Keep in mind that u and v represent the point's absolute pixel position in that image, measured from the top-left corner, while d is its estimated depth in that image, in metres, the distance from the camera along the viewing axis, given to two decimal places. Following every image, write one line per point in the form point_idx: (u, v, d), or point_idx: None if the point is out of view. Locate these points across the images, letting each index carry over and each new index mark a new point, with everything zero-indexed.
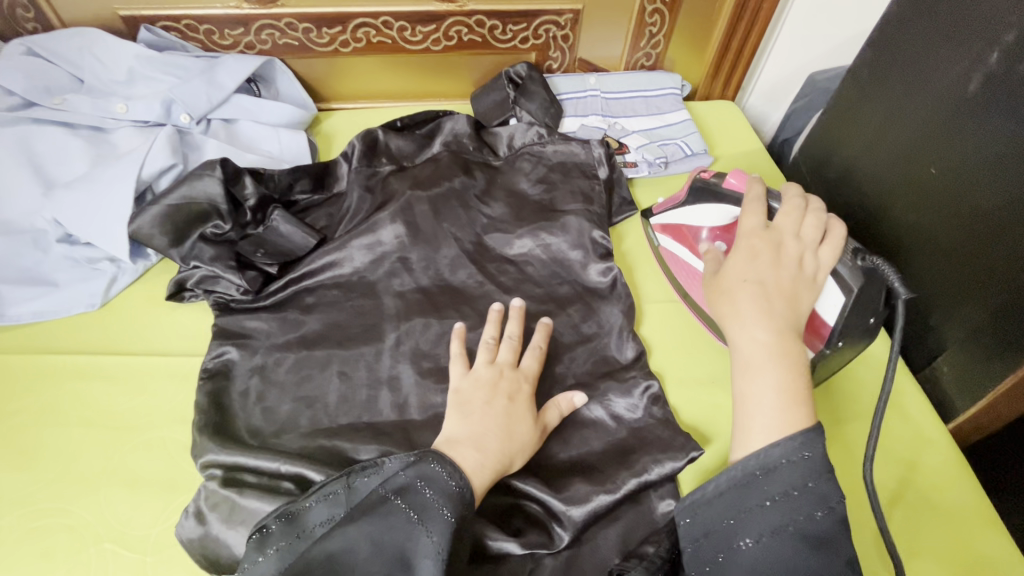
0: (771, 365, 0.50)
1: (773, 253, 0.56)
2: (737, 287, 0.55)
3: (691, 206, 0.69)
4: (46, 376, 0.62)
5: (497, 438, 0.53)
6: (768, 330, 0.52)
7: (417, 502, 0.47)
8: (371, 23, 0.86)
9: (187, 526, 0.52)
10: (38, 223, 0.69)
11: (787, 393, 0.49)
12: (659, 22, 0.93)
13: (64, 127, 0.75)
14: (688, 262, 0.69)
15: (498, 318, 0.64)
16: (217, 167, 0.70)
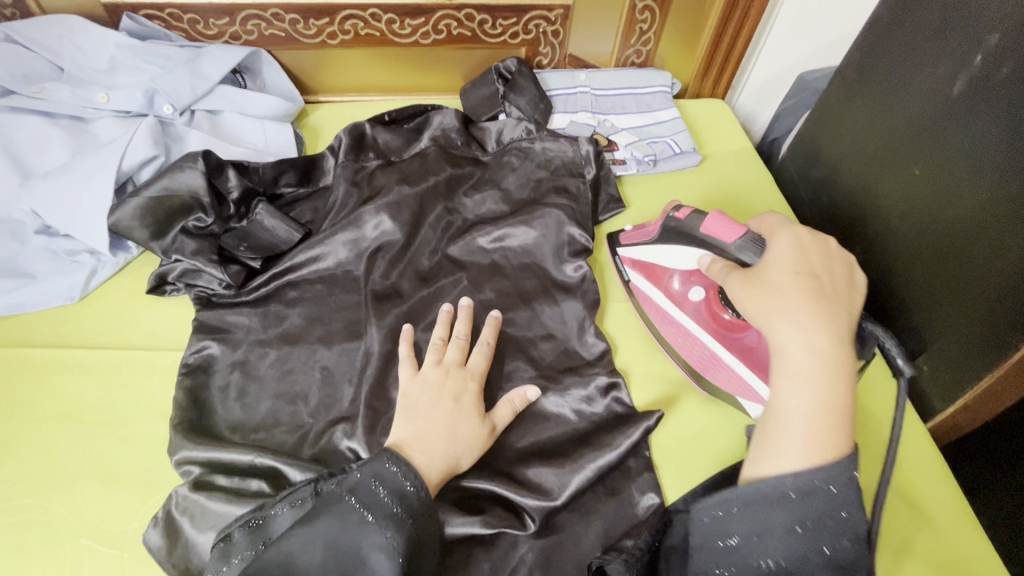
0: (822, 378, 0.46)
1: (816, 257, 0.52)
2: (787, 284, 0.50)
3: (662, 243, 0.64)
4: (21, 370, 0.61)
5: (444, 433, 0.53)
6: (823, 336, 0.47)
7: (370, 501, 0.46)
8: (359, 15, 0.85)
9: (153, 534, 0.51)
10: (16, 214, 0.68)
11: (830, 409, 0.46)
12: (649, 19, 0.93)
13: (43, 116, 0.73)
14: (661, 305, 0.66)
15: (447, 320, 0.64)
16: (200, 159, 0.68)
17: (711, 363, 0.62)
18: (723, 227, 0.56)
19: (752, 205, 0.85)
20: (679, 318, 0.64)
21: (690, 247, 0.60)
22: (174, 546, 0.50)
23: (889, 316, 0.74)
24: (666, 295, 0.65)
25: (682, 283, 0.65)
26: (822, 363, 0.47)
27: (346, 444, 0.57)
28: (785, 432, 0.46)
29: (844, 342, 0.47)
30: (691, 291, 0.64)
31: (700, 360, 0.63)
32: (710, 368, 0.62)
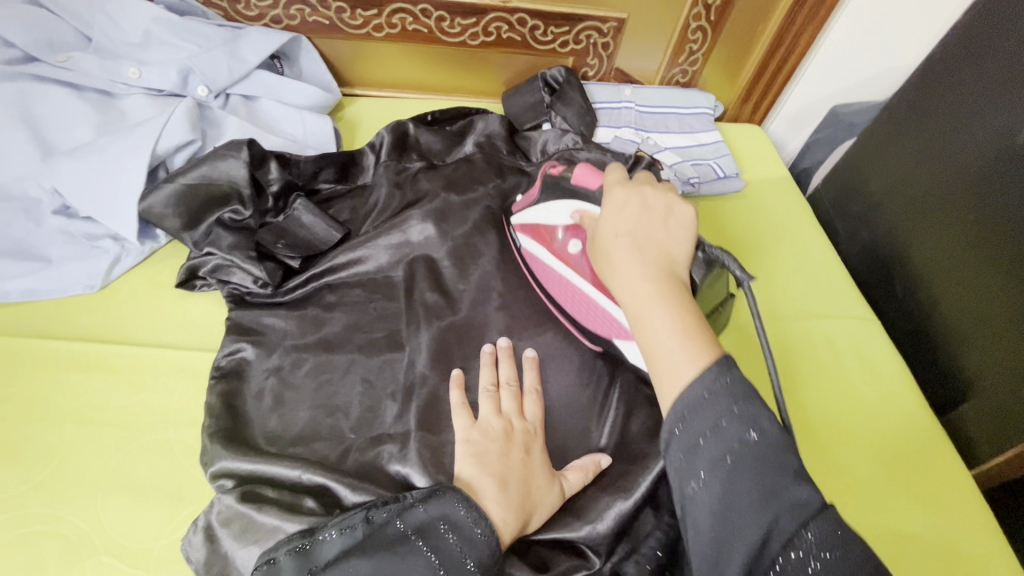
0: (661, 303, 0.45)
1: (640, 208, 0.52)
2: (612, 244, 0.50)
3: (544, 203, 0.64)
4: (34, 363, 0.56)
5: (520, 488, 0.49)
6: (645, 276, 0.46)
7: (439, 548, 0.42)
8: (408, 9, 0.82)
9: (196, 544, 0.47)
10: (32, 190, 0.63)
11: (680, 329, 0.43)
12: (701, 40, 0.92)
13: (68, 88, 0.68)
14: (545, 259, 0.64)
15: (491, 361, 0.59)
16: (244, 148, 0.64)
17: (589, 308, 0.60)
18: (588, 175, 0.61)
19: (792, 236, 0.85)
20: (561, 270, 0.62)
21: (565, 203, 0.62)
22: (214, 557, 0.47)
23: (926, 359, 0.75)
24: (549, 251, 0.64)
25: (563, 237, 0.63)
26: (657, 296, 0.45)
27: (392, 463, 0.54)
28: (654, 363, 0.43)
29: (670, 273, 0.47)
30: (571, 245, 0.62)
31: (580, 308, 0.61)
32: (587, 314, 0.60)
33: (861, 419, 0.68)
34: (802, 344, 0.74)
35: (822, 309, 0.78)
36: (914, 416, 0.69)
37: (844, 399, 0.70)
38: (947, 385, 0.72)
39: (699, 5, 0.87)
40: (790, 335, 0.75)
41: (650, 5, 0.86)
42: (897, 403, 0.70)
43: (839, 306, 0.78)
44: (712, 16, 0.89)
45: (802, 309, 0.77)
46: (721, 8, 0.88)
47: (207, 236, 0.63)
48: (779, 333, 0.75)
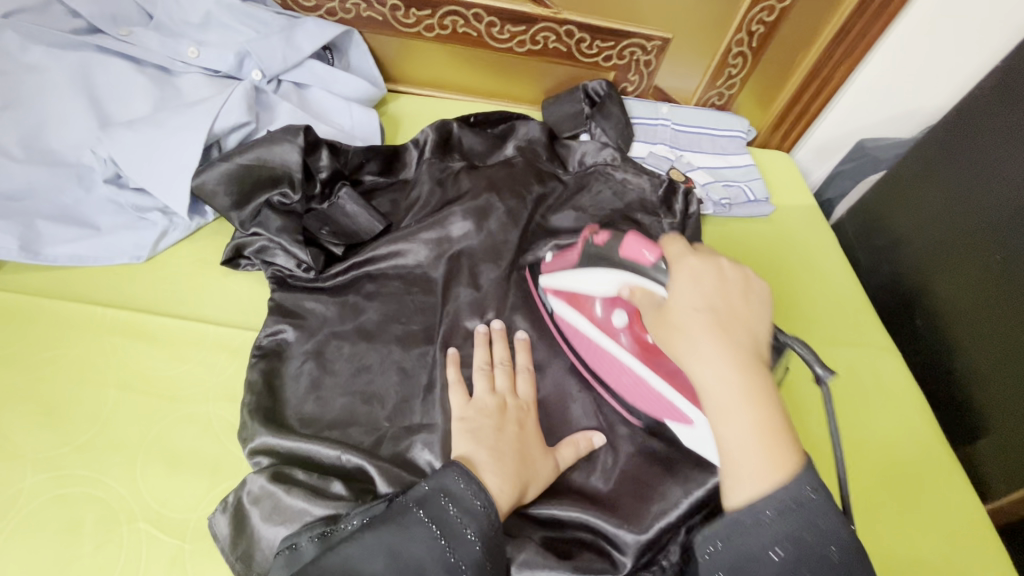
0: (749, 397, 0.41)
1: (716, 279, 0.46)
2: (688, 320, 0.44)
3: (585, 270, 0.59)
4: (80, 327, 0.56)
5: (515, 459, 0.50)
6: (729, 364, 0.42)
7: (440, 520, 0.43)
8: (461, 12, 0.84)
9: (222, 521, 0.48)
10: (85, 158, 0.64)
11: (766, 431, 0.41)
12: (740, 65, 0.94)
13: (129, 61, 0.69)
14: (585, 331, 0.60)
15: (485, 340, 0.61)
16: (299, 135, 0.65)
17: (638, 388, 0.57)
18: (638, 246, 0.54)
19: (818, 265, 0.86)
20: (603, 344, 0.59)
21: (609, 274, 0.56)
22: (239, 536, 0.47)
23: (944, 394, 0.76)
24: (590, 322, 0.60)
25: (604, 308, 0.59)
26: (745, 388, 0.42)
27: (419, 452, 0.54)
28: (731, 463, 0.41)
29: (753, 361, 0.43)
30: (615, 317, 0.58)
31: (627, 385, 0.58)
32: (634, 391, 0.57)
33: (875, 447, 0.69)
34: None
35: (845, 335, 0.79)
36: (930, 450, 0.70)
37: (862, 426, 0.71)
38: (964, 420, 0.73)
39: (742, 31, 0.88)
40: None
41: (695, 27, 0.88)
42: (915, 436, 0.71)
43: (863, 335, 0.79)
44: (754, 42, 0.91)
45: (825, 335, 0.79)
46: (763, 36, 0.90)
47: (255, 219, 0.64)
48: None
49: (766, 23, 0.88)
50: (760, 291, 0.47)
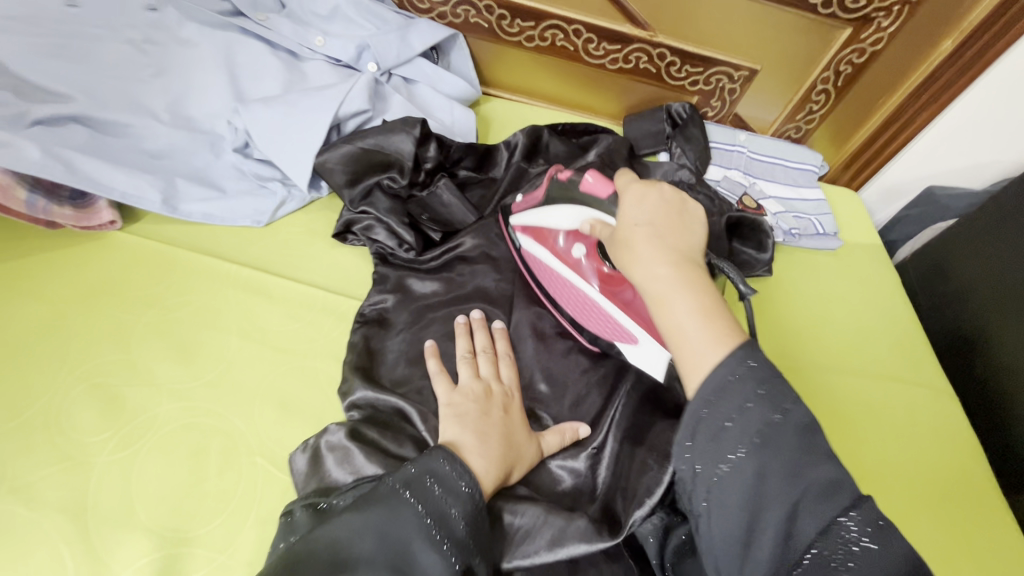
0: (686, 285, 0.45)
1: (655, 198, 0.52)
2: (630, 232, 0.50)
3: (551, 207, 0.63)
4: (211, 278, 0.62)
5: (504, 438, 0.52)
6: (666, 260, 0.46)
7: (427, 501, 0.44)
8: (561, 26, 0.89)
9: (301, 459, 0.52)
10: (219, 128, 0.71)
11: (707, 314, 0.44)
12: (822, 101, 0.96)
13: (266, 45, 0.76)
14: (545, 260, 0.65)
15: (466, 331, 0.62)
16: (416, 127, 0.70)
17: (593, 314, 0.61)
18: (597, 186, 0.58)
19: (880, 304, 0.88)
20: (566, 276, 0.63)
21: (572, 209, 0.60)
22: (313, 476, 0.51)
23: (1001, 448, 0.78)
24: (552, 252, 0.64)
25: (566, 241, 0.63)
26: (683, 281, 0.46)
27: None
28: (682, 349, 0.44)
29: (692, 263, 0.47)
30: (574, 250, 0.62)
31: (582, 310, 0.62)
32: (589, 317, 0.62)
33: (923, 477, 0.72)
34: (874, 399, 0.77)
35: (900, 372, 0.81)
36: (986, 502, 0.70)
37: (907, 455, 0.73)
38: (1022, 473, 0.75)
39: (829, 70, 0.91)
40: (868, 392, 0.78)
41: (785, 61, 0.91)
42: (975, 485, 0.72)
43: (919, 375, 0.81)
44: (840, 82, 0.92)
45: (883, 372, 0.81)
46: (851, 76, 0.91)
47: (365, 197, 0.70)
48: (864, 395, 0.78)
49: (855, 65, 0.90)
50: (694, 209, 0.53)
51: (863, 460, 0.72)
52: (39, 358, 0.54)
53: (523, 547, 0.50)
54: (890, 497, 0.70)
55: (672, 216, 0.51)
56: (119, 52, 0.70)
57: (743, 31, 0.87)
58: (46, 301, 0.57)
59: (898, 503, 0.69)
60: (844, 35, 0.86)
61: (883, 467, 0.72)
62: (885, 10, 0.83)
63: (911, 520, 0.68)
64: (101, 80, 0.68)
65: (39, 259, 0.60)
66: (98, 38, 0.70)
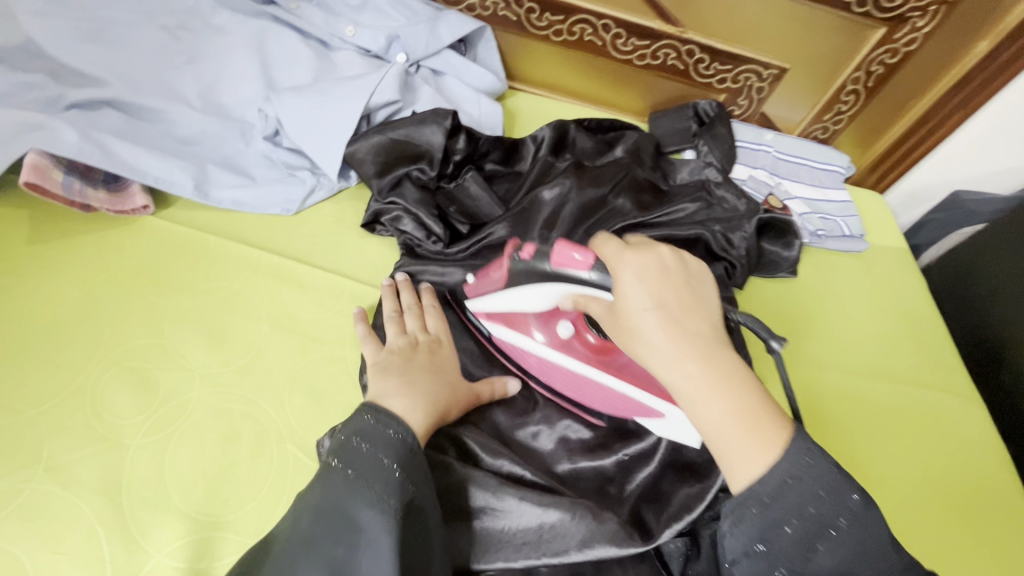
0: (715, 383, 0.42)
1: (657, 271, 0.47)
2: (641, 322, 0.45)
3: (515, 289, 0.57)
4: (242, 265, 0.62)
5: (429, 377, 0.53)
6: (692, 356, 0.43)
7: (356, 461, 0.43)
8: (590, 21, 0.88)
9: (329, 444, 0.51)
10: (250, 116, 0.71)
11: (744, 412, 0.42)
12: (851, 102, 0.94)
13: (297, 33, 0.76)
14: (530, 350, 0.61)
15: (392, 292, 0.62)
16: (447, 118, 0.71)
17: (593, 392, 0.59)
18: (570, 259, 0.51)
19: (906, 308, 0.87)
20: (553, 358, 0.60)
21: (544, 287, 0.55)
22: None
23: None
24: (531, 342, 0.61)
25: (543, 327, 0.60)
26: (711, 378, 0.43)
27: (508, 431, 0.59)
28: (720, 451, 0.42)
29: (716, 349, 0.44)
30: (559, 330, 0.60)
31: (582, 391, 0.60)
32: (597, 399, 0.59)
33: (948, 484, 0.71)
34: (898, 403, 0.77)
35: (927, 377, 0.80)
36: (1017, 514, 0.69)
37: (931, 463, 0.72)
38: None
39: (861, 70, 0.90)
40: (894, 397, 0.77)
41: (816, 60, 0.90)
42: (1006, 495, 0.71)
43: (945, 381, 0.80)
44: (871, 82, 0.91)
45: (910, 377, 0.80)
46: (882, 77, 0.90)
47: (394, 188, 0.69)
48: (891, 401, 0.77)
49: (887, 66, 0.88)
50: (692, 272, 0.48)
51: (883, 467, 0.71)
52: (74, 339, 0.54)
53: (554, 545, 0.49)
54: (923, 511, 0.68)
55: (676, 289, 0.46)
56: (153, 38, 0.70)
57: (774, 28, 0.86)
58: (80, 284, 0.57)
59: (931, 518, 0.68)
60: (877, 35, 0.85)
61: (913, 479, 0.71)
62: (920, 10, 0.81)
63: (940, 536, 0.67)
64: (137, 66, 0.68)
65: (73, 242, 0.60)
66: (133, 24, 0.70)
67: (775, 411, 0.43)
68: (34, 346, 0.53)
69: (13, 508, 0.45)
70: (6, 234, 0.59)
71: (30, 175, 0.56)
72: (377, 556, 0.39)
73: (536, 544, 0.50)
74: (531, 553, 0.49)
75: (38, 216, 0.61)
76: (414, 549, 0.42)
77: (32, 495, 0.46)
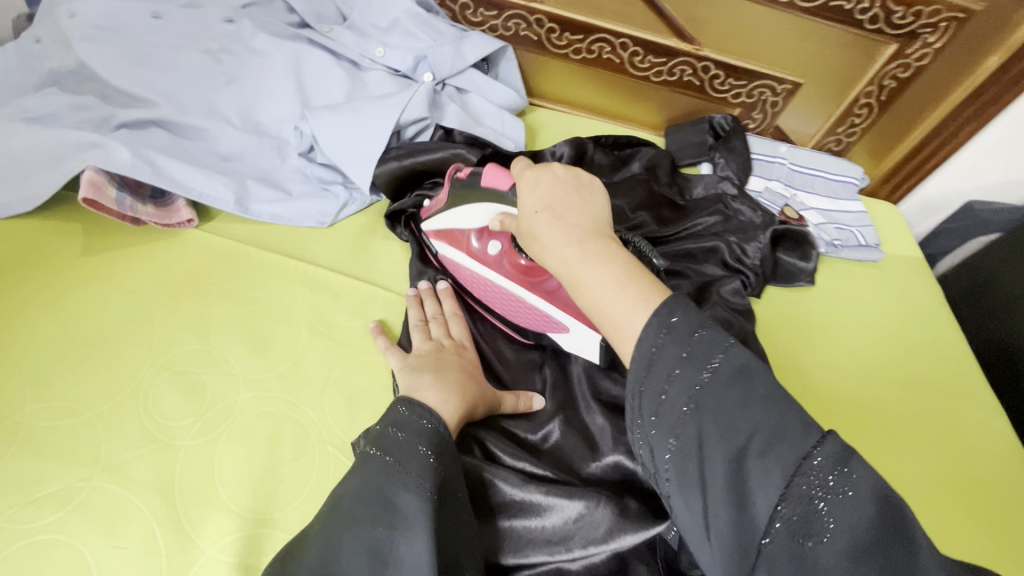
0: (599, 257, 0.44)
1: (549, 180, 0.50)
2: (533, 222, 0.49)
3: (456, 207, 0.64)
4: (280, 276, 0.65)
5: (458, 373, 0.56)
6: (570, 241, 0.45)
7: (392, 448, 0.45)
8: (609, 40, 0.91)
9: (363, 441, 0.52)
10: (286, 133, 0.74)
11: (624, 279, 0.42)
12: (864, 115, 0.96)
13: (330, 54, 0.80)
14: (464, 264, 0.66)
15: (415, 301, 0.64)
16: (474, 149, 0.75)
17: (518, 306, 0.64)
18: (495, 176, 0.58)
19: (922, 316, 0.88)
20: (485, 274, 0.65)
21: (478, 206, 0.61)
22: None
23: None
24: (468, 255, 0.65)
25: (479, 241, 0.65)
26: (591, 255, 0.44)
27: (528, 432, 0.60)
28: (606, 324, 0.42)
29: (599, 236, 0.46)
30: (490, 247, 0.64)
31: (510, 306, 0.65)
32: (515, 311, 0.65)
33: (969, 484, 0.72)
34: (916, 406, 0.78)
35: (947, 384, 0.81)
36: None
37: (955, 474, 0.72)
38: None
39: (873, 84, 0.92)
40: (919, 407, 0.78)
41: (830, 75, 0.92)
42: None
43: (965, 388, 0.81)
44: (883, 96, 0.93)
45: (930, 384, 0.80)
46: (894, 91, 0.92)
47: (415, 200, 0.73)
48: (913, 409, 0.77)
49: (899, 80, 0.90)
50: (590, 176, 0.51)
51: (906, 474, 0.72)
52: (126, 346, 0.57)
53: (584, 535, 0.51)
54: (949, 520, 0.68)
55: (569, 189, 0.50)
56: (196, 61, 0.74)
57: (789, 45, 0.89)
58: (132, 293, 0.60)
59: (959, 528, 0.68)
60: (889, 50, 0.87)
61: (938, 485, 0.71)
62: (932, 26, 0.83)
63: (968, 542, 0.67)
64: (181, 87, 0.72)
65: (124, 253, 0.63)
66: (178, 47, 0.74)
67: (657, 282, 0.43)
68: (91, 352, 0.56)
69: (74, 504, 0.48)
70: (62, 247, 0.62)
71: (87, 191, 0.59)
72: (415, 537, 0.41)
73: (568, 533, 0.51)
74: (564, 545, 0.51)
75: (91, 231, 0.64)
76: (451, 527, 0.45)
77: (91, 492, 0.48)
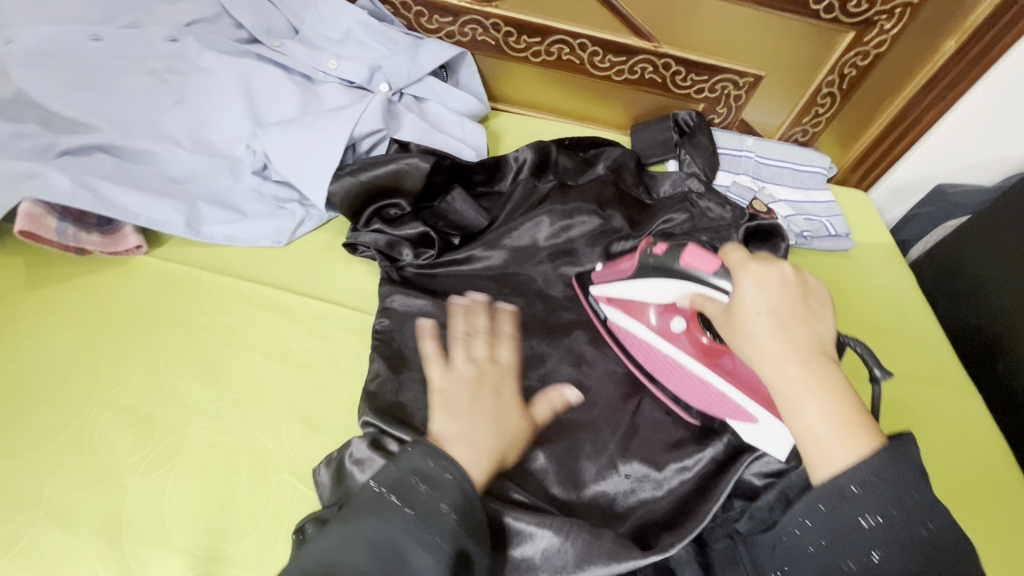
0: (823, 381, 0.42)
1: (777, 282, 0.46)
2: (753, 321, 0.45)
3: (637, 280, 0.60)
4: (234, 300, 0.63)
5: (489, 420, 0.53)
6: (797, 359, 0.43)
7: (415, 502, 0.42)
8: (567, 41, 0.91)
9: (325, 472, 0.52)
10: (237, 152, 0.72)
11: (841, 415, 0.41)
12: (828, 105, 0.96)
13: (282, 69, 0.79)
14: (639, 335, 0.63)
15: (431, 332, 0.63)
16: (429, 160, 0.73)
17: (694, 386, 0.59)
18: (699, 257, 0.52)
19: (895, 303, 0.88)
20: (661, 347, 0.61)
21: (669, 282, 0.56)
22: (337, 488, 0.51)
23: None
24: (645, 328, 0.62)
25: (659, 315, 0.62)
26: (814, 378, 0.42)
27: None
28: (808, 449, 0.41)
29: (823, 360, 0.43)
30: (672, 323, 0.61)
31: (685, 386, 0.60)
32: (686, 385, 0.60)
33: (948, 472, 0.71)
34: (893, 396, 0.77)
35: (922, 371, 0.80)
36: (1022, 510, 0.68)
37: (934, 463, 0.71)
38: None
39: (834, 73, 0.91)
40: (896, 396, 0.77)
41: (791, 66, 0.92)
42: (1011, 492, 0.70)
43: (940, 375, 0.80)
44: (845, 85, 0.93)
45: (906, 372, 0.80)
46: (855, 79, 0.92)
47: (370, 222, 0.71)
48: (889, 398, 0.76)
49: (859, 68, 0.91)
50: (813, 284, 0.47)
51: None
52: (72, 381, 0.55)
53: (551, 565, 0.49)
54: None
55: (797, 299, 0.45)
56: (142, 83, 0.72)
57: (747, 38, 0.88)
58: (78, 326, 0.58)
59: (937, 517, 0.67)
60: (847, 39, 0.87)
61: None
62: (887, 13, 0.84)
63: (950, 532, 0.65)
64: (126, 110, 0.70)
65: (69, 284, 0.61)
66: (123, 70, 0.73)
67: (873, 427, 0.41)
68: (34, 389, 0.54)
69: (14, 552, 0.46)
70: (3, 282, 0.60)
71: (24, 223, 0.57)
72: None
73: (535, 563, 0.49)
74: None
75: (34, 263, 0.62)
76: None
77: (33, 538, 0.47)
